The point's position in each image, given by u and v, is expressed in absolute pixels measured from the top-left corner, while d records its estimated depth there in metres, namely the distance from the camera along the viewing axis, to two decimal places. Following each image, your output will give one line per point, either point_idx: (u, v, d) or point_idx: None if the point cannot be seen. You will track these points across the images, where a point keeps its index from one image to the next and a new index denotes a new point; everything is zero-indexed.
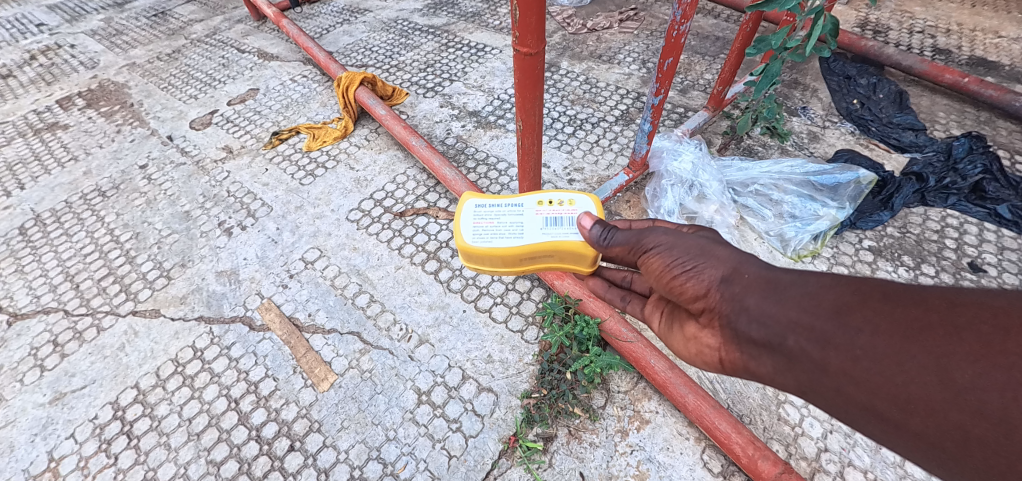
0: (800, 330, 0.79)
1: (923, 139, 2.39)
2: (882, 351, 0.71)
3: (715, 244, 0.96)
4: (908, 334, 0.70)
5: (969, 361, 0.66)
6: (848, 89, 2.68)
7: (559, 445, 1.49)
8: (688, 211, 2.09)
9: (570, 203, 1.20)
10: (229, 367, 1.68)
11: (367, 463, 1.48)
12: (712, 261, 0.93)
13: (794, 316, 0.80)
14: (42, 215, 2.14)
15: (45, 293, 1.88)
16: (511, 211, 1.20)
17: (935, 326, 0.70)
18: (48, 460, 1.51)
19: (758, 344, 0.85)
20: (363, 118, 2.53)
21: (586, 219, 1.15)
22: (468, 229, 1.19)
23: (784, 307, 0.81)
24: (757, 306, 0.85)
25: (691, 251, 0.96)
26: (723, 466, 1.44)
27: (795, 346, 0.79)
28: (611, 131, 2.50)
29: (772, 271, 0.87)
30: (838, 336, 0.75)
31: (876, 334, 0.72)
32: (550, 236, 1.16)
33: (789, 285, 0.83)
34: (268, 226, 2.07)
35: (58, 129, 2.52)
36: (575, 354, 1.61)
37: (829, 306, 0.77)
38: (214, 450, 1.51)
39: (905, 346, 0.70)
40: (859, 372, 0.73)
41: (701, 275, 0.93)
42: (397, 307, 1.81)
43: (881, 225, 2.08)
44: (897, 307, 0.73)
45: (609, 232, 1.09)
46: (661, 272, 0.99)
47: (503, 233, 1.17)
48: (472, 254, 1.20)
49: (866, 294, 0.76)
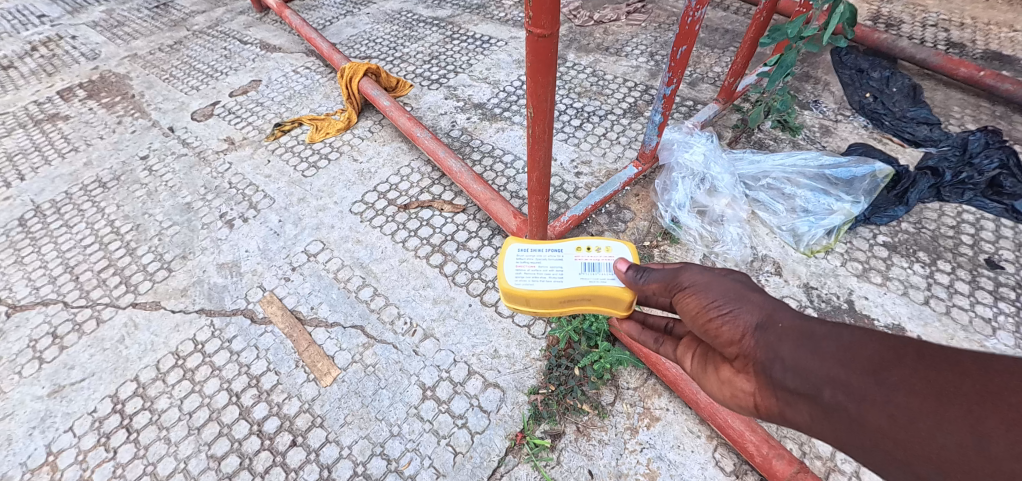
0: (834, 384, 0.72)
1: (939, 133, 2.33)
2: (917, 412, 0.64)
3: (750, 289, 0.90)
4: (944, 395, 0.64)
5: (1011, 432, 0.58)
6: (861, 82, 2.60)
7: (567, 443, 1.45)
8: (699, 205, 2.05)
9: (608, 249, 1.17)
10: (231, 360, 1.64)
11: (371, 459, 1.44)
12: (746, 307, 0.87)
13: (826, 369, 0.74)
14: (42, 206, 2.11)
15: (45, 285, 1.86)
16: (552, 256, 1.19)
17: (977, 389, 0.63)
18: (46, 453, 1.48)
19: (789, 396, 0.78)
20: (366, 110, 2.50)
21: (623, 263, 1.12)
22: (510, 272, 1.19)
23: (817, 358, 0.75)
24: (790, 354, 0.78)
25: (725, 293, 0.90)
26: (736, 465, 1.40)
27: (828, 401, 0.72)
28: (619, 124, 2.45)
29: (807, 320, 0.81)
30: (872, 393, 0.68)
31: (909, 394, 0.66)
32: (588, 281, 1.14)
33: (823, 335, 0.77)
34: (271, 218, 2.04)
35: (59, 120, 2.50)
36: (584, 349, 1.58)
37: (863, 361, 0.71)
38: (215, 445, 1.48)
39: (940, 409, 0.63)
40: (891, 435, 0.66)
41: (734, 319, 0.87)
42: (401, 300, 1.77)
43: (896, 220, 2.03)
44: (936, 367, 0.66)
45: (644, 271, 1.05)
46: (692, 314, 0.94)
47: (544, 276, 1.16)
48: (514, 296, 1.19)
49: (902, 349, 0.70)
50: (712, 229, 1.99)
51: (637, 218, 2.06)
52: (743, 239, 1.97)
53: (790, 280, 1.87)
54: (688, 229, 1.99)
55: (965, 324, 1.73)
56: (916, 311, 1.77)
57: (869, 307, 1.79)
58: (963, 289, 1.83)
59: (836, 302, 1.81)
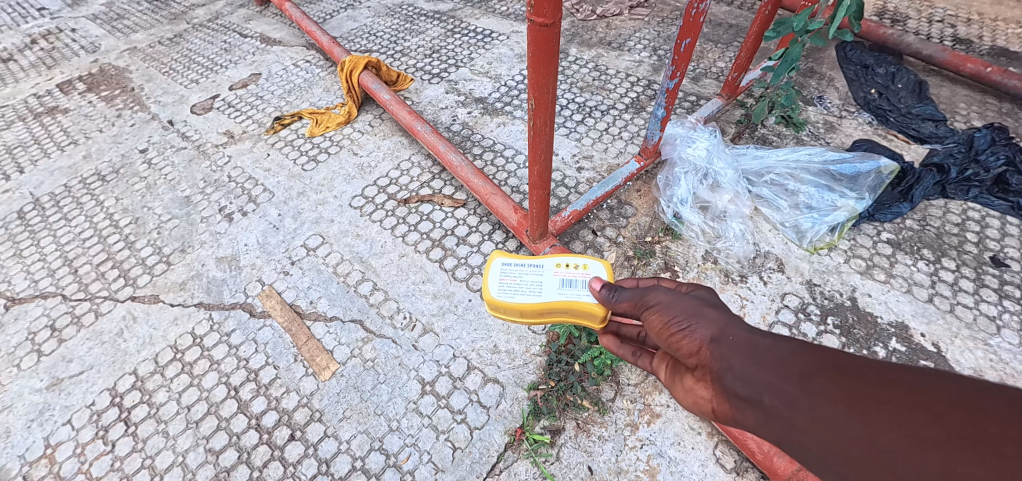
0: (769, 392, 0.70)
1: (944, 130, 2.30)
2: (834, 418, 0.62)
3: (709, 305, 0.88)
4: (862, 403, 0.61)
5: (917, 442, 0.56)
6: (866, 78, 2.58)
7: (567, 438, 1.44)
8: (701, 200, 2.02)
9: (585, 267, 1.23)
10: (229, 354, 1.64)
11: (369, 453, 1.44)
12: (701, 320, 0.85)
13: (763, 376, 0.71)
14: (42, 199, 2.11)
15: (43, 278, 1.85)
16: (533, 271, 1.25)
17: (894, 399, 0.60)
18: (44, 446, 1.48)
19: (735, 405, 0.75)
20: (366, 104, 2.48)
21: (596, 281, 1.14)
22: (494, 284, 1.26)
23: (756, 366, 0.73)
24: (732, 362, 0.76)
25: (683, 308, 0.88)
26: (736, 463, 1.39)
27: (762, 409, 0.70)
28: (621, 119, 2.43)
29: (760, 334, 0.78)
30: (799, 400, 0.66)
31: (829, 400, 0.63)
32: (565, 295, 1.19)
33: (766, 346, 0.74)
34: (270, 212, 2.03)
35: (58, 113, 2.49)
36: (584, 345, 1.57)
37: (795, 369, 0.69)
38: (214, 438, 1.47)
39: (855, 416, 0.60)
40: (814, 442, 0.63)
41: (687, 331, 0.85)
42: (400, 295, 1.76)
43: (900, 217, 2.01)
44: (862, 377, 0.63)
45: (616, 291, 1.05)
46: (653, 329, 0.92)
47: (524, 289, 1.23)
48: (497, 307, 1.26)
49: (833, 360, 0.67)
50: (714, 225, 1.98)
51: (638, 214, 2.05)
52: (745, 236, 1.95)
53: (793, 276, 1.85)
54: (690, 225, 1.98)
55: (970, 322, 1.72)
56: (920, 309, 1.75)
57: (872, 304, 1.77)
58: (968, 287, 1.81)
59: (839, 299, 1.79)
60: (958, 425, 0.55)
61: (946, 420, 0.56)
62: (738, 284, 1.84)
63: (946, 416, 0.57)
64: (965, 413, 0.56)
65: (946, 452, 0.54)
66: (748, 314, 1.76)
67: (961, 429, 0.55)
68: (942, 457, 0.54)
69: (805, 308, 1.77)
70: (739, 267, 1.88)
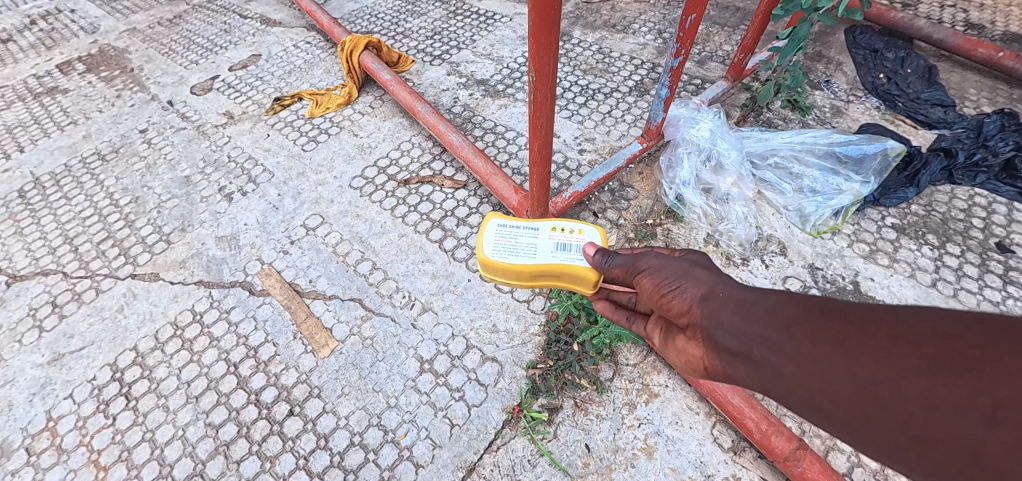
0: (758, 342, 0.75)
1: (953, 115, 2.26)
2: (819, 360, 0.66)
3: (698, 266, 0.92)
4: (845, 344, 0.65)
5: (898, 371, 0.59)
6: (875, 63, 2.52)
7: (564, 417, 1.44)
8: (704, 183, 2.00)
9: (580, 232, 1.22)
10: (229, 331, 1.64)
11: (367, 429, 1.44)
12: (689, 281, 0.89)
13: (751, 328, 0.76)
14: (42, 178, 2.11)
15: (44, 255, 1.86)
16: (528, 233, 1.23)
17: (877, 335, 0.63)
18: (46, 419, 1.49)
19: (726, 358, 0.80)
20: (367, 86, 2.46)
21: (591, 247, 1.14)
22: (488, 244, 1.24)
23: (744, 320, 0.77)
24: (721, 318, 0.81)
25: (672, 271, 0.93)
26: (734, 442, 1.39)
27: (751, 360, 0.75)
28: (624, 102, 2.40)
29: (745, 289, 0.82)
30: (785, 347, 0.70)
31: (814, 343, 0.67)
32: (559, 259, 1.19)
33: (753, 299, 0.79)
34: (270, 192, 2.03)
35: (58, 94, 2.48)
36: (583, 325, 1.56)
37: (781, 318, 0.73)
38: (213, 413, 1.48)
39: (840, 356, 0.64)
40: (802, 385, 0.68)
41: (677, 293, 0.90)
42: (400, 275, 1.76)
43: (906, 203, 1.98)
44: (843, 319, 0.67)
45: (609, 257, 1.07)
46: (645, 293, 0.97)
47: (519, 252, 1.21)
48: (490, 267, 1.24)
49: (817, 306, 0.71)
50: (717, 207, 1.96)
51: (640, 196, 2.03)
52: (748, 218, 1.94)
53: (795, 260, 1.84)
54: (692, 207, 1.96)
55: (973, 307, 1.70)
56: (922, 294, 1.74)
57: (875, 288, 1.76)
58: (972, 272, 1.79)
59: (841, 283, 1.78)
60: (937, 351, 0.58)
61: (926, 348, 0.59)
62: (739, 267, 1.83)
63: (926, 344, 0.60)
64: (944, 339, 0.59)
65: (926, 377, 0.57)
66: None
67: (940, 355, 0.58)
68: (922, 382, 0.57)
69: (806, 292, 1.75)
70: (741, 250, 1.86)
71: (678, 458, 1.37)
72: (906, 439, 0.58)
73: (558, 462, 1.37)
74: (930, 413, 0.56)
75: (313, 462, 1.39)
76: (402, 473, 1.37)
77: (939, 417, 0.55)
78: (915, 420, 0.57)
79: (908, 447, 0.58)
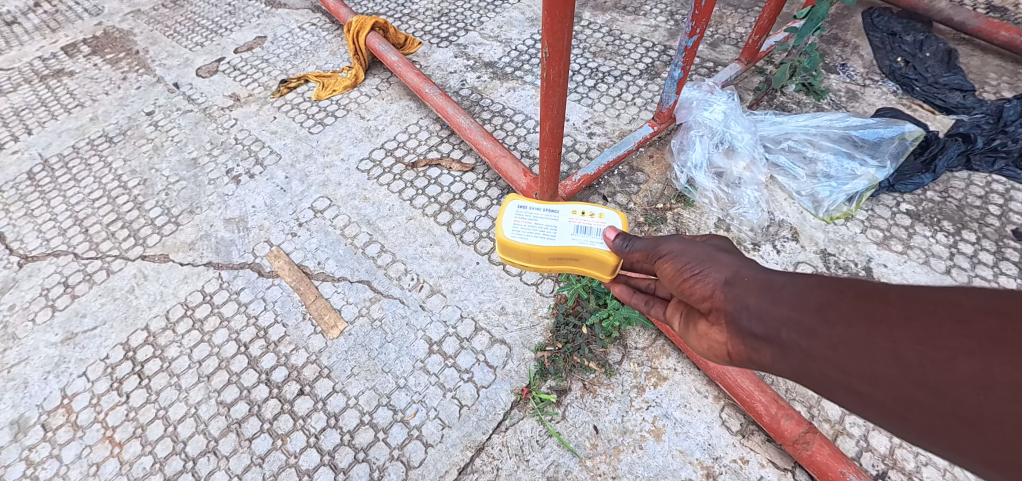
0: (787, 326, 0.74)
1: (972, 101, 2.21)
2: (857, 342, 0.65)
3: (721, 250, 0.91)
4: (883, 325, 0.64)
5: (946, 352, 0.58)
6: (892, 46, 2.46)
7: (573, 399, 1.44)
8: (716, 167, 1.98)
9: (601, 216, 1.20)
10: (239, 311, 1.65)
11: (377, 409, 1.45)
12: (712, 265, 0.89)
13: (779, 311, 0.75)
14: (50, 160, 2.12)
15: (55, 237, 1.87)
16: (548, 216, 1.22)
17: (919, 315, 0.62)
18: (61, 397, 1.52)
19: (752, 344, 0.80)
20: (373, 68, 2.44)
21: (613, 231, 1.16)
22: (508, 225, 1.22)
23: (771, 303, 0.77)
24: (747, 301, 0.80)
25: (695, 255, 0.92)
26: (742, 425, 1.38)
27: (781, 344, 0.74)
28: (634, 85, 2.36)
29: (771, 273, 0.81)
30: (819, 330, 0.69)
31: (851, 325, 0.66)
32: (579, 242, 1.18)
33: (781, 282, 0.78)
34: (277, 174, 2.02)
35: (64, 76, 2.48)
36: (592, 307, 1.56)
37: (813, 300, 0.72)
38: (225, 392, 1.50)
39: (878, 338, 0.63)
40: (836, 369, 0.67)
41: (700, 277, 0.90)
42: (408, 257, 1.76)
43: (921, 189, 1.94)
44: (881, 301, 0.66)
45: (630, 240, 1.10)
46: (667, 278, 0.97)
47: (538, 233, 1.20)
48: (507, 248, 1.23)
49: (851, 288, 0.70)
50: (729, 192, 1.94)
51: (650, 180, 2.01)
52: (760, 203, 1.91)
53: (807, 246, 1.81)
54: (703, 191, 1.94)
55: None
56: (936, 280, 1.72)
57: (887, 275, 1.74)
58: (987, 259, 1.76)
59: (853, 269, 1.76)
60: (987, 330, 0.56)
61: (975, 327, 0.57)
62: (750, 252, 1.81)
63: (975, 323, 0.58)
64: (995, 318, 0.57)
65: (977, 357, 0.56)
66: None
67: (991, 334, 0.56)
68: (972, 363, 0.56)
69: None
70: (752, 236, 1.85)
71: (686, 440, 1.37)
72: (954, 421, 0.57)
73: (566, 443, 1.38)
74: (983, 394, 0.54)
75: (324, 440, 1.41)
76: (411, 452, 1.38)
77: (993, 398, 0.53)
78: (966, 401, 0.55)
79: (957, 429, 0.57)
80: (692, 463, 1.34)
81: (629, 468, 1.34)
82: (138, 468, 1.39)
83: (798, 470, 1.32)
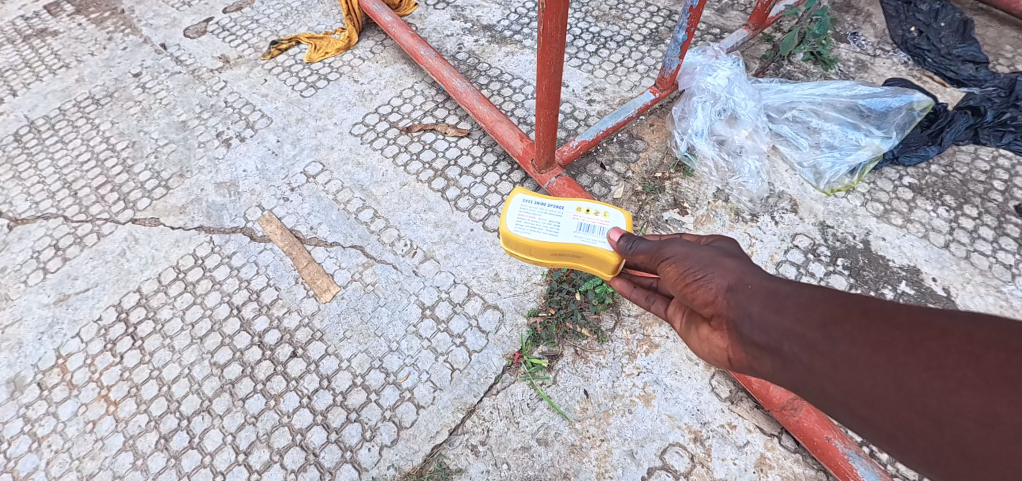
0: (789, 340, 0.71)
1: (985, 73, 2.14)
2: (861, 363, 0.63)
3: (725, 255, 0.88)
4: (889, 348, 0.61)
5: (950, 384, 0.56)
6: (906, 14, 2.36)
7: (564, 364, 1.45)
8: (717, 135, 1.94)
9: (605, 215, 1.19)
10: (231, 275, 1.65)
11: (369, 372, 1.46)
12: (715, 269, 0.85)
13: (781, 323, 0.73)
14: (36, 122, 2.08)
15: (44, 200, 1.85)
16: (551, 211, 1.21)
17: (925, 341, 0.60)
18: (56, 357, 1.53)
19: (752, 352, 0.78)
20: (368, 30, 2.36)
21: (615, 232, 1.13)
22: (512, 218, 1.22)
23: (775, 314, 0.74)
24: (750, 309, 0.78)
25: (699, 259, 0.89)
26: (731, 392, 1.39)
27: (782, 356, 0.72)
28: (636, 51, 2.29)
29: (776, 281, 0.78)
30: (822, 346, 0.67)
31: (853, 345, 0.64)
32: (580, 239, 1.16)
33: (785, 293, 0.75)
34: (268, 138, 1.99)
35: (47, 36, 2.42)
36: (587, 274, 1.54)
37: (817, 315, 0.69)
38: (218, 353, 1.51)
39: (882, 362, 0.61)
40: (836, 387, 0.65)
41: (702, 282, 0.86)
42: (402, 224, 1.74)
43: (925, 162, 1.90)
44: (888, 322, 0.64)
45: (634, 241, 1.07)
46: (669, 281, 0.93)
47: (541, 228, 1.19)
48: (511, 242, 1.22)
49: (859, 305, 0.67)
50: (729, 160, 1.90)
51: (650, 148, 1.97)
52: (761, 173, 1.88)
53: (807, 218, 1.79)
54: (703, 160, 1.91)
55: (984, 269, 1.66)
56: (934, 254, 1.70)
57: (885, 248, 1.72)
58: (987, 235, 1.74)
59: (851, 242, 1.74)
60: (996, 365, 0.54)
61: (984, 361, 0.55)
62: (748, 223, 1.79)
63: (984, 357, 0.56)
64: (1004, 352, 0.55)
65: (982, 391, 0.54)
66: (756, 254, 1.72)
67: (1000, 369, 0.54)
68: (976, 398, 0.54)
69: (815, 250, 1.72)
70: (751, 206, 1.82)
71: (675, 406, 1.38)
72: (952, 452, 0.56)
73: (556, 406, 1.39)
74: (986, 431, 0.53)
75: (316, 401, 1.43)
76: (403, 413, 1.40)
77: (995, 436, 0.52)
78: (969, 437, 0.54)
79: (953, 458, 0.56)
80: (679, 428, 1.35)
81: (618, 431, 1.35)
82: (133, 426, 1.41)
83: (785, 436, 1.33)
